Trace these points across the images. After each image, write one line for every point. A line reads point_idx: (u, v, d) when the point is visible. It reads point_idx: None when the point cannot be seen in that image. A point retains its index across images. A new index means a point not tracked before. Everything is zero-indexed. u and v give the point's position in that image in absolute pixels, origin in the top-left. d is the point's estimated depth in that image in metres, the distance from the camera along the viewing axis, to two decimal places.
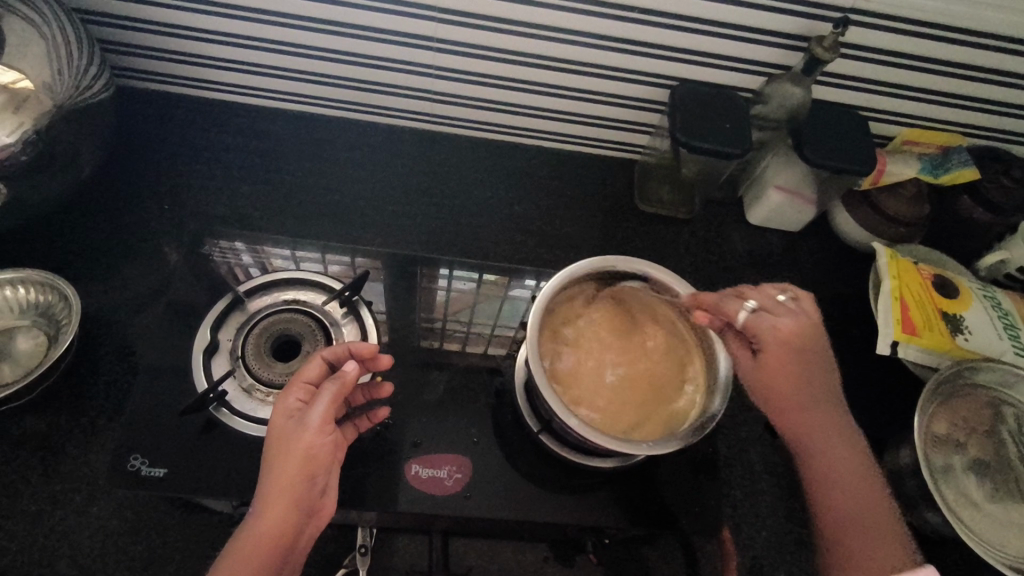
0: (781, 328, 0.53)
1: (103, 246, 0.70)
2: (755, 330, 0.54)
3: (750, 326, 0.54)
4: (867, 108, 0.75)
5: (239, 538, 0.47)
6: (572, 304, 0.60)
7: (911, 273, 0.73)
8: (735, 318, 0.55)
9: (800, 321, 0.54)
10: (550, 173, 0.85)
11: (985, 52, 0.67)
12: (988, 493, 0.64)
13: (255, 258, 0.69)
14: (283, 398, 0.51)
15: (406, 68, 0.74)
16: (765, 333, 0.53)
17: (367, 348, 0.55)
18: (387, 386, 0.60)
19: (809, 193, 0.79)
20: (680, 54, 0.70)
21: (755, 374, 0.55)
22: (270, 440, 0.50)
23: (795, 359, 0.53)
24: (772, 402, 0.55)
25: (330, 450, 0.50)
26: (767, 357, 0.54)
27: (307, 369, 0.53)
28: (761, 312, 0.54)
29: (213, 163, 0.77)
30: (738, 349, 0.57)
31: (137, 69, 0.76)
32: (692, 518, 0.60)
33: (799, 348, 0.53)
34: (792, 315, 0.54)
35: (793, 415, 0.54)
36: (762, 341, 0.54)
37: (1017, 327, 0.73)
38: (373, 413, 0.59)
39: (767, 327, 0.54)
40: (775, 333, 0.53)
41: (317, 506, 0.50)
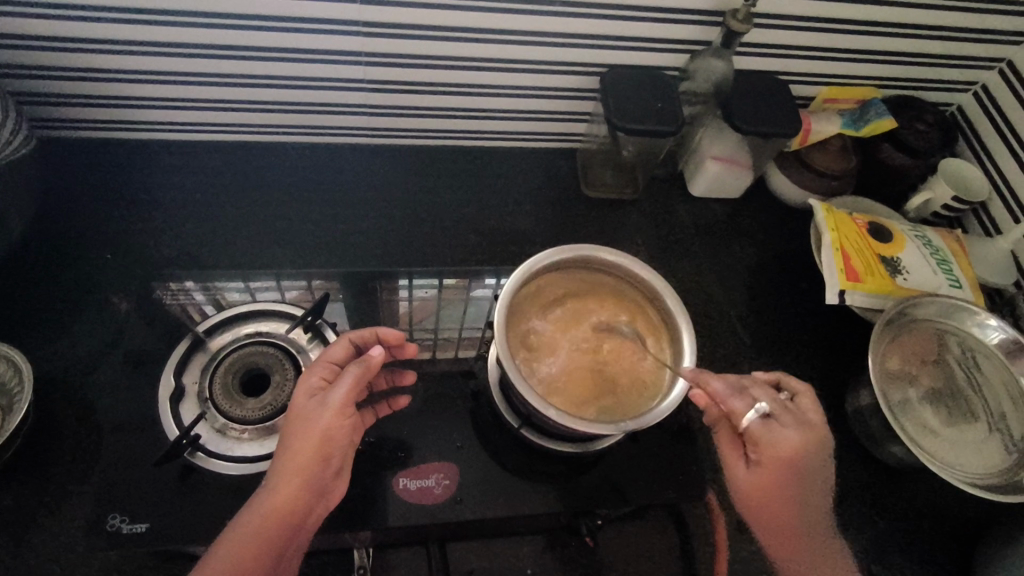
0: (777, 447, 0.52)
1: (46, 305, 0.68)
2: (756, 439, 0.53)
3: (752, 434, 0.53)
4: (788, 73, 0.79)
5: (254, 508, 0.48)
6: (530, 304, 0.61)
7: (848, 224, 0.77)
8: (740, 419, 0.54)
9: (802, 435, 0.52)
10: (495, 171, 0.86)
11: (886, 8, 0.71)
12: (944, 419, 0.68)
13: (207, 295, 0.69)
14: (306, 377, 0.53)
15: (336, 84, 0.73)
16: (763, 441, 0.52)
17: (394, 334, 0.58)
18: (409, 373, 0.62)
19: (743, 159, 0.82)
20: (605, 41, 0.72)
21: (747, 482, 0.54)
22: (291, 419, 0.51)
23: (790, 478, 0.52)
24: (760, 517, 0.54)
25: (347, 432, 0.51)
26: (763, 470, 0.53)
27: (334, 350, 0.55)
28: (769, 420, 0.53)
29: (150, 205, 0.75)
30: (733, 449, 0.56)
31: (55, 118, 0.73)
32: (678, 486, 0.63)
33: (798, 467, 0.52)
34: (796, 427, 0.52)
35: (782, 533, 0.54)
36: (759, 451, 0.53)
37: (949, 262, 0.78)
38: (392, 401, 0.61)
39: (768, 440, 0.52)
40: (772, 448, 0.52)
41: (327, 486, 0.51)
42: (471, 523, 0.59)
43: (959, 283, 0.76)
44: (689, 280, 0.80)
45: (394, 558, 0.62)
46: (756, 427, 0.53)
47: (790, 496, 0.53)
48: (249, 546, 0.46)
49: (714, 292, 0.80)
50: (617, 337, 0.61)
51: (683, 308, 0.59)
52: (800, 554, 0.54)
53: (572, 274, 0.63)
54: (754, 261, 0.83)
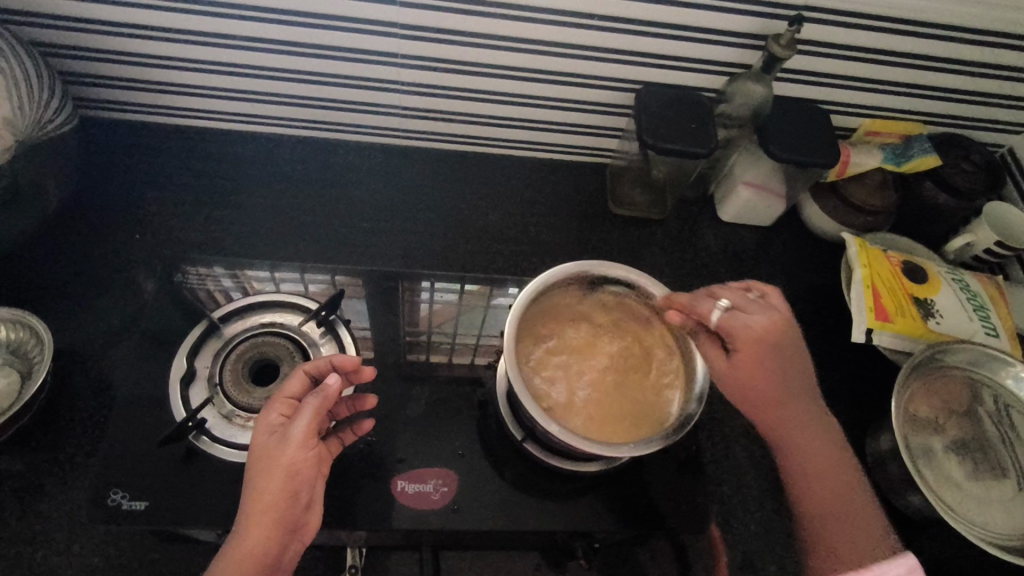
0: (752, 330, 0.55)
1: (75, 279, 0.70)
2: (729, 328, 0.55)
3: (728, 325, 0.56)
4: (829, 102, 0.77)
5: (224, 553, 0.47)
6: (531, 324, 0.59)
7: (881, 262, 0.74)
8: (708, 318, 0.56)
9: (765, 321, 0.55)
10: (523, 181, 0.86)
11: (937, 43, 0.69)
12: (970, 473, 0.65)
13: (235, 282, 0.69)
14: (264, 414, 0.51)
15: (373, 85, 0.74)
16: (737, 327, 0.55)
17: (350, 360, 0.56)
18: (371, 397, 0.59)
19: (778, 188, 0.80)
20: (643, 58, 0.71)
21: (726, 376, 0.57)
22: (251, 459, 0.50)
23: (764, 358, 0.55)
24: (753, 397, 0.56)
25: (312, 465, 0.51)
26: (741, 352, 0.55)
27: (290, 384, 0.53)
28: (733, 310, 0.56)
29: (182, 189, 0.77)
30: (707, 345, 0.58)
31: (101, 99, 0.75)
32: (680, 515, 0.61)
33: (772, 343, 0.55)
34: (762, 310, 0.56)
35: (765, 409, 0.56)
36: (733, 337, 0.55)
37: (986, 308, 0.74)
38: (356, 426, 0.58)
39: (740, 325, 0.55)
40: (746, 331, 0.55)
41: (299, 520, 0.51)
42: (465, 532, 0.58)
43: (995, 331, 0.73)
44: None
45: (386, 561, 0.61)
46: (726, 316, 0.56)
47: (763, 377, 0.55)
48: None
49: None
50: (626, 346, 0.60)
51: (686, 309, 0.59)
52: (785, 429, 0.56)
53: (570, 289, 0.61)
54: (780, 292, 0.81)
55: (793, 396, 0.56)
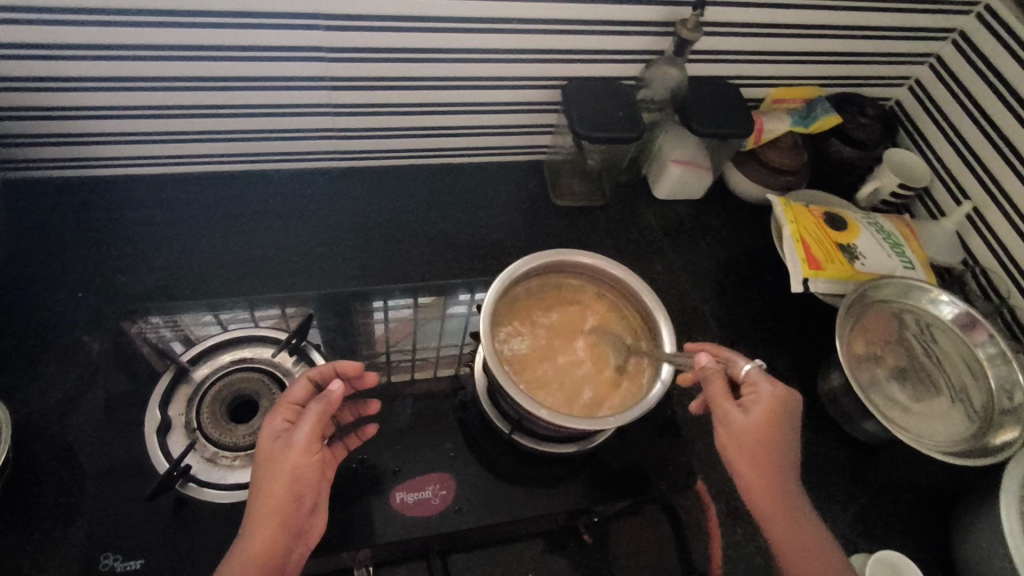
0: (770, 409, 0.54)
1: (17, 349, 0.66)
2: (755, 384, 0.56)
3: (752, 380, 0.56)
4: (736, 77, 0.83)
5: (230, 558, 0.47)
6: (500, 316, 0.61)
7: (805, 216, 0.81)
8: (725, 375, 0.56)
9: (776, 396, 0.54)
10: (465, 187, 0.88)
11: (823, 12, 0.76)
12: (911, 394, 0.72)
13: (175, 330, 0.68)
14: (268, 420, 0.53)
15: (304, 110, 0.74)
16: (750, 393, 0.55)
17: (352, 366, 0.58)
18: (374, 402, 0.61)
19: (703, 161, 0.86)
20: (563, 55, 0.75)
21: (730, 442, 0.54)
22: (258, 464, 0.51)
23: (783, 424, 0.54)
24: (754, 465, 0.53)
25: (317, 468, 0.52)
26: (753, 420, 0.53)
27: (295, 392, 0.54)
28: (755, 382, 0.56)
29: (120, 241, 0.74)
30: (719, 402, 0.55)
31: (15, 159, 0.72)
32: (668, 477, 0.65)
33: (789, 411, 0.54)
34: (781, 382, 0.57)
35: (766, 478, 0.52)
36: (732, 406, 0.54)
37: (900, 244, 0.82)
38: (361, 430, 0.60)
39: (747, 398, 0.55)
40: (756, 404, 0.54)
41: (304, 525, 0.51)
42: (471, 531, 0.60)
43: (912, 264, 0.81)
44: (661, 279, 0.83)
45: None
46: (753, 372, 0.57)
47: (772, 446, 0.53)
48: None
49: (685, 289, 0.83)
50: (594, 326, 0.63)
51: (640, 279, 0.62)
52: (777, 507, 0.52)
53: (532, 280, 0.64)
54: (721, 257, 0.87)
55: (790, 476, 0.53)
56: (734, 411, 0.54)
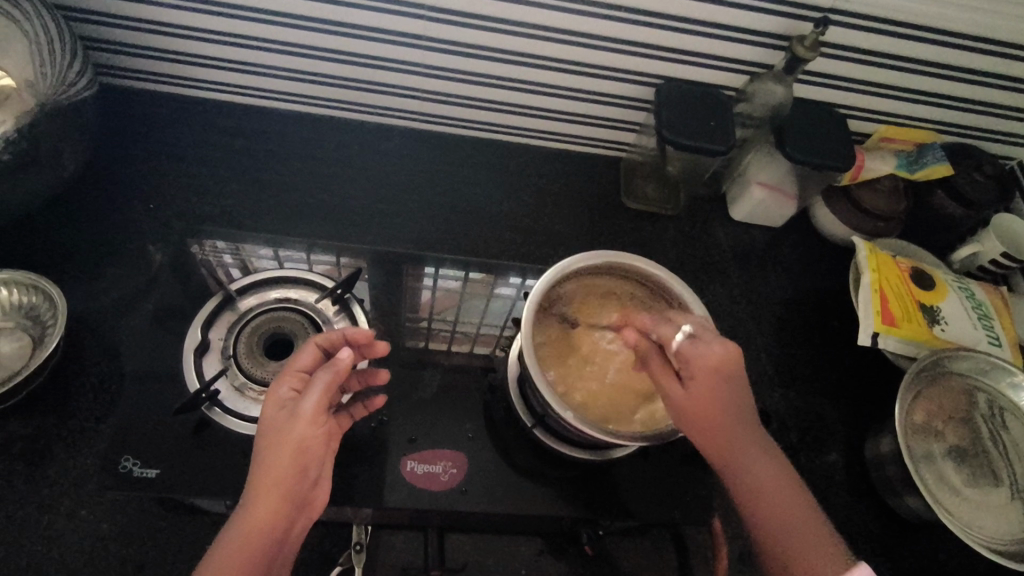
0: (729, 357, 0.52)
1: (87, 246, 0.70)
2: (688, 354, 0.52)
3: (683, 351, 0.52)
4: (845, 106, 0.77)
5: (235, 522, 0.46)
6: (541, 314, 0.59)
7: (890, 268, 0.75)
8: (670, 342, 0.54)
9: (727, 346, 0.52)
10: (539, 171, 0.85)
11: (959, 52, 0.69)
12: (966, 478, 0.66)
13: (236, 258, 0.70)
14: (276, 387, 0.52)
15: (395, 66, 0.74)
16: (700, 354, 0.51)
17: (362, 333, 0.57)
18: (383, 372, 0.59)
19: (790, 189, 0.81)
20: (666, 53, 0.71)
21: (687, 410, 0.51)
22: (261, 432, 0.50)
23: (718, 385, 0.51)
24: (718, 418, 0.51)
25: (321, 442, 0.50)
26: (703, 380, 0.51)
27: (302, 357, 0.53)
28: (696, 339, 0.53)
29: (197, 163, 0.77)
30: (663, 373, 0.53)
31: (118, 66, 0.74)
32: (683, 509, 0.62)
33: (725, 374, 0.51)
34: (719, 340, 0.53)
35: (719, 433, 0.51)
36: (695, 365, 0.51)
37: (991, 317, 0.75)
38: (369, 402, 0.58)
39: (699, 351, 0.52)
40: (707, 360, 0.51)
41: (306, 498, 0.50)
42: (473, 514, 0.59)
43: (999, 341, 0.74)
44: (718, 303, 0.79)
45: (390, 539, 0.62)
46: (684, 345, 0.53)
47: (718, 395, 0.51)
48: (233, 562, 0.44)
49: (741, 317, 0.79)
50: None
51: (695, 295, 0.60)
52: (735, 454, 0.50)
53: (585, 278, 0.62)
54: (787, 292, 0.82)
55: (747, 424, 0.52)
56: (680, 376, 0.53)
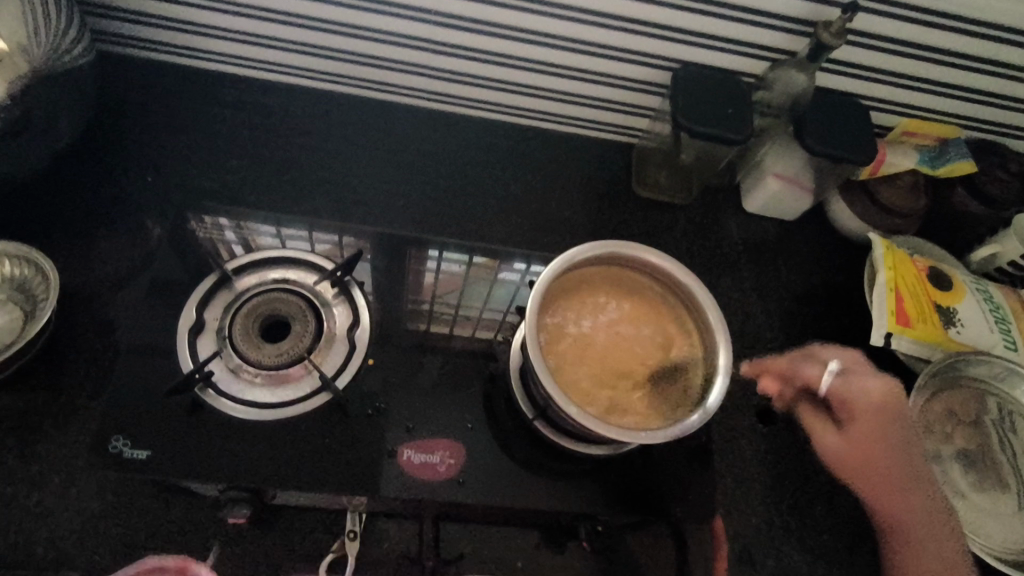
0: (887, 391, 0.59)
1: (82, 219, 0.68)
2: (845, 395, 0.60)
3: (838, 392, 0.60)
4: (868, 97, 0.75)
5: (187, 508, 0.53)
6: (543, 310, 0.57)
7: (906, 267, 0.73)
8: (818, 382, 0.62)
9: (888, 382, 0.60)
10: (548, 155, 0.83)
11: (991, 43, 0.66)
12: (975, 484, 0.65)
13: (238, 235, 0.67)
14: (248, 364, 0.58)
15: (402, 41, 0.71)
16: (857, 397, 0.59)
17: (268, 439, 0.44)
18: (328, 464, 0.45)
19: (806, 182, 0.78)
20: (685, 36, 0.69)
21: (842, 446, 0.61)
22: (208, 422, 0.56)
23: (886, 427, 0.58)
24: (885, 461, 0.58)
25: (258, 434, 0.56)
26: (869, 417, 0.59)
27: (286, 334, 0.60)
28: (845, 374, 0.61)
29: (198, 135, 0.74)
30: (821, 422, 0.63)
31: (117, 33, 0.72)
32: (684, 506, 0.61)
33: (886, 409, 0.59)
34: (874, 376, 0.60)
35: (882, 471, 0.58)
36: (855, 409, 0.59)
37: (1008, 320, 0.73)
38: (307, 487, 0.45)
39: (856, 390, 0.59)
40: (862, 401, 0.59)
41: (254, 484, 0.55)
42: (470, 506, 0.58)
43: (1015, 346, 0.72)
44: (728, 297, 0.78)
45: (386, 527, 0.60)
46: (836, 384, 0.60)
47: (886, 432, 0.58)
48: None
49: (751, 313, 0.77)
50: (646, 331, 0.59)
51: (706, 290, 0.58)
52: (894, 490, 0.58)
53: (593, 269, 0.60)
54: (799, 289, 0.80)
55: (909, 453, 0.58)
56: (827, 431, 0.62)
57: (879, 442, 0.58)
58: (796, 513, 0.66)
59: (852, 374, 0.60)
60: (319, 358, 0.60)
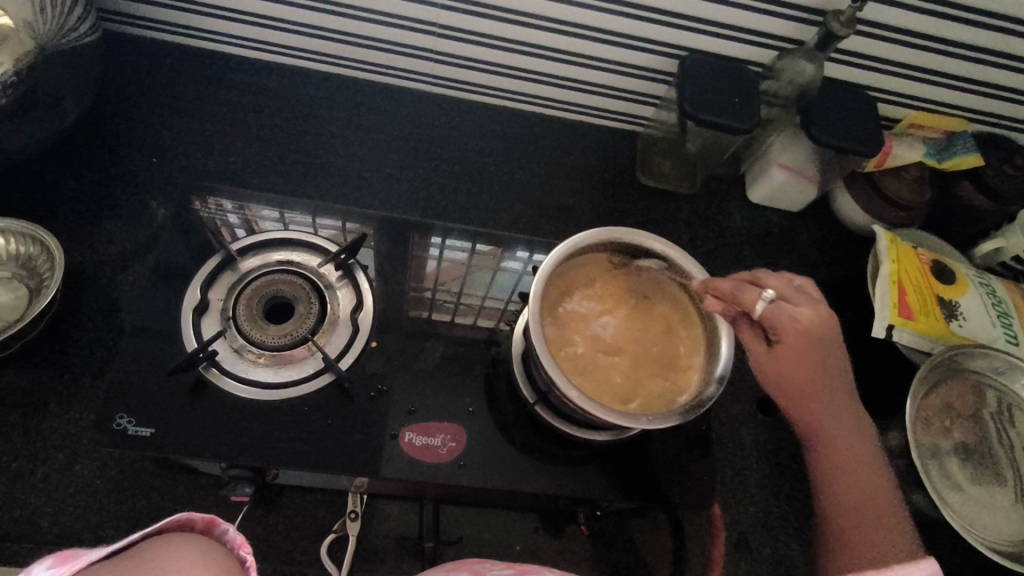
0: (816, 318, 0.52)
1: (86, 199, 0.68)
2: (772, 319, 0.52)
3: (768, 316, 0.52)
4: (876, 88, 0.74)
5: None
6: (544, 309, 0.56)
7: (910, 259, 0.73)
8: (752, 308, 0.52)
9: (817, 310, 0.52)
10: (553, 143, 0.83)
11: (1001, 36, 0.66)
12: (972, 476, 0.65)
13: (242, 218, 0.67)
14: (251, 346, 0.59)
15: (408, 25, 0.71)
16: (785, 322, 0.51)
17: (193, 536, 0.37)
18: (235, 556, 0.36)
19: (812, 173, 0.78)
20: (693, 24, 0.68)
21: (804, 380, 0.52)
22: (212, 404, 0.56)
23: (810, 351, 0.51)
24: (806, 385, 0.52)
25: (263, 419, 0.57)
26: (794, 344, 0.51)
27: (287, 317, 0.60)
28: (778, 302, 0.52)
29: (202, 117, 0.74)
30: (756, 344, 0.54)
31: (121, 11, 0.72)
32: (683, 493, 0.61)
33: (818, 338, 0.51)
34: (808, 304, 0.52)
35: (805, 395, 0.52)
36: (783, 332, 0.51)
37: (1010, 315, 0.73)
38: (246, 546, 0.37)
39: (787, 316, 0.51)
40: (787, 324, 0.51)
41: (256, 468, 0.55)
42: (470, 489, 0.58)
43: (1016, 340, 0.72)
44: None
45: (386, 508, 0.61)
46: (772, 307, 0.52)
47: (805, 353, 0.51)
48: None
49: None
50: (648, 318, 0.59)
51: (709, 278, 0.58)
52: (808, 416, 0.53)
53: (596, 256, 0.60)
54: (802, 280, 0.80)
55: (840, 391, 0.53)
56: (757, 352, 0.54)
57: (800, 373, 0.52)
58: (794, 503, 0.67)
59: (780, 300, 0.52)
60: (322, 340, 0.61)
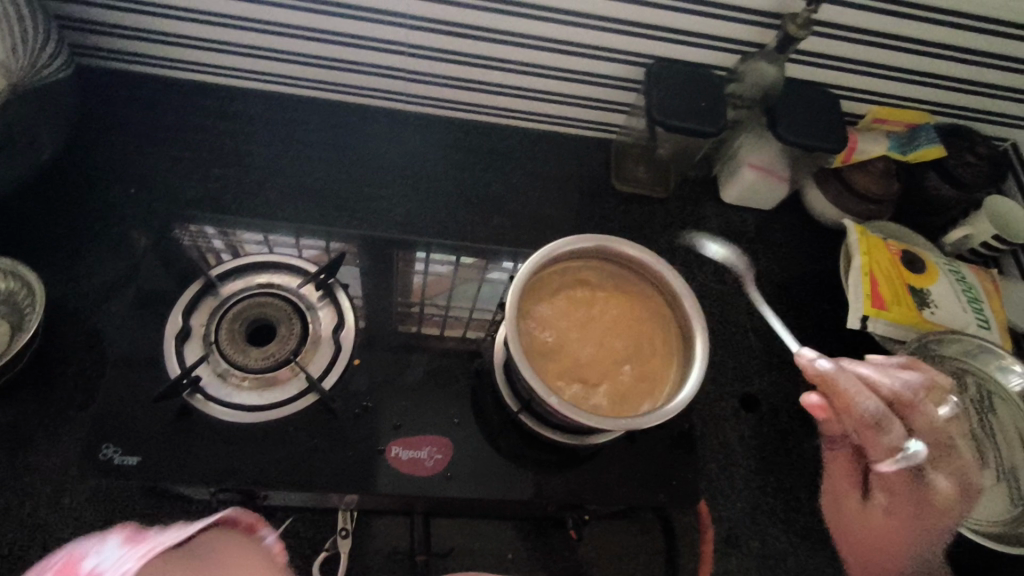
0: (943, 496, 0.51)
1: (66, 233, 0.69)
2: (890, 481, 0.52)
3: (887, 476, 0.52)
4: (838, 86, 0.76)
5: None
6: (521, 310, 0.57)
7: (880, 251, 0.75)
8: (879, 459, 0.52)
9: (944, 487, 0.51)
10: (529, 154, 0.84)
11: (952, 30, 0.68)
12: None
13: (226, 243, 0.67)
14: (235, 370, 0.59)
15: (380, 46, 0.72)
16: (903, 488, 0.51)
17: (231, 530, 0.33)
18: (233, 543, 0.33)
19: (780, 171, 0.80)
20: (656, 32, 0.70)
21: (868, 523, 0.54)
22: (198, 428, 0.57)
23: (913, 529, 0.51)
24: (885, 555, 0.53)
25: (249, 441, 0.57)
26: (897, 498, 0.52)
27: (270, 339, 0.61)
28: (912, 465, 0.51)
29: (180, 146, 0.75)
30: (853, 480, 0.56)
31: (94, 46, 0.72)
32: (670, 492, 0.61)
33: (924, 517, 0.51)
34: (935, 476, 0.51)
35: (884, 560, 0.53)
36: (893, 496, 0.52)
37: (980, 300, 0.75)
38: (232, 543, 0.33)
39: (910, 483, 0.51)
40: (905, 494, 0.51)
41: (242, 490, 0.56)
42: (458, 499, 0.59)
43: (988, 325, 0.74)
44: (707, 286, 0.79)
45: (377, 524, 0.61)
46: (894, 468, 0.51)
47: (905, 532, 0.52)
48: None
49: (731, 302, 0.78)
50: (625, 322, 0.60)
51: (681, 279, 0.59)
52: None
53: (571, 262, 0.61)
54: (777, 276, 0.81)
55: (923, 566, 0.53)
56: (854, 496, 0.56)
57: (890, 542, 0.52)
58: (780, 496, 0.68)
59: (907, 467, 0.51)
60: (305, 360, 0.61)
